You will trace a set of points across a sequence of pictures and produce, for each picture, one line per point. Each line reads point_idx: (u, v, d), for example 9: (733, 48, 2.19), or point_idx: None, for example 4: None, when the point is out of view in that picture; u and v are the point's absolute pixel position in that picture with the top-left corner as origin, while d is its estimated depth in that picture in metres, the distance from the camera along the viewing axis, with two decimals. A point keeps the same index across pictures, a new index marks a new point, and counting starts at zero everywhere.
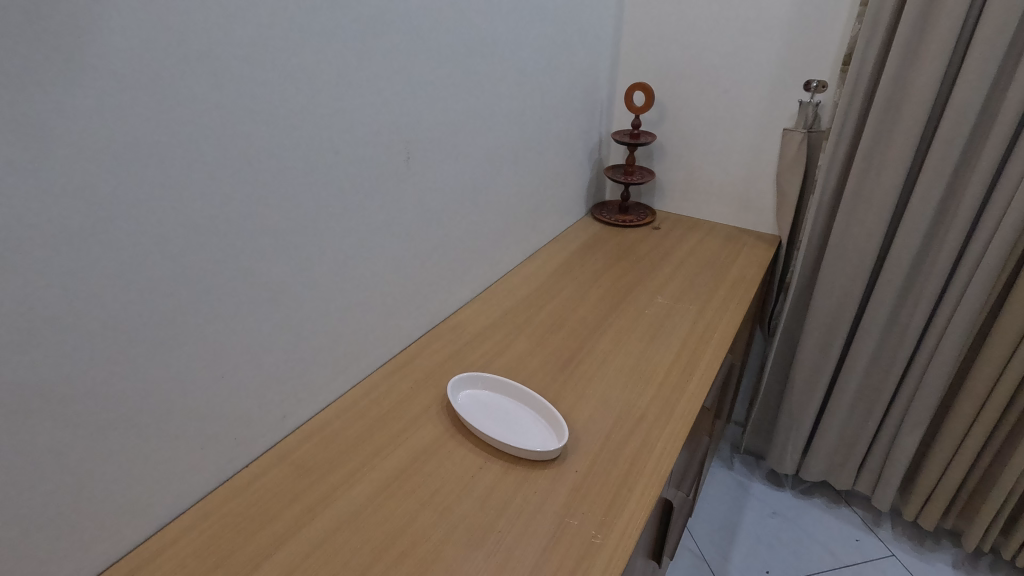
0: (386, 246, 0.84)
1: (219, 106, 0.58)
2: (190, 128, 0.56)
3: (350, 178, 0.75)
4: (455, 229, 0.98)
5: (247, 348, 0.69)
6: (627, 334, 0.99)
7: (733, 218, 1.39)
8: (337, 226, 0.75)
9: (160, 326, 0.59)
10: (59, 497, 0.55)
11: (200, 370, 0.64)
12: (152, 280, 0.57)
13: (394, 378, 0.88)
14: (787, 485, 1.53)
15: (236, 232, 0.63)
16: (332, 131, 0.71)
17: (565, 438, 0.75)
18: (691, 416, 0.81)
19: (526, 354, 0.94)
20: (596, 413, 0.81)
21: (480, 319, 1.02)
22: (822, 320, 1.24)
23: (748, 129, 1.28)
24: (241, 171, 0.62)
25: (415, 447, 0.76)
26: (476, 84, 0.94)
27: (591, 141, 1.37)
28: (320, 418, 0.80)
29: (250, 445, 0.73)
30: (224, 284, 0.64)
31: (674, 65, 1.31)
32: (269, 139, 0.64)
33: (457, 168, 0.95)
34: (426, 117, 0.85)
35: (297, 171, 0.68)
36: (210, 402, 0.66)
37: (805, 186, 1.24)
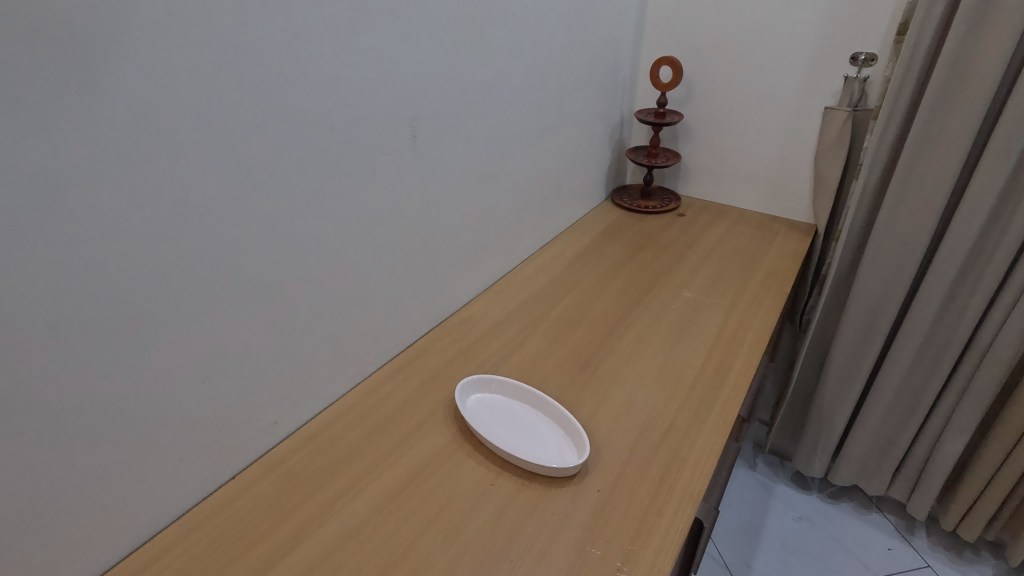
0: (390, 233, 0.76)
1: (193, 73, 0.49)
2: (158, 96, 0.48)
3: (349, 159, 0.67)
4: (465, 215, 0.90)
5: (235, 350, 0.61)
6: (652, 332, 0.91)
7: (765, 205, 1.29)
8: (335, 212, 0.67)
9: (133, 327, 0.51)
10: (18, 519, 0.48)
11: (179, 374, 0.56)
12: (120, 273, 0.49)
13: (398, 378, 0.80)
14: (814, 488, 1.45)
15: (219, 220, 0.56)
16: (328, 105, 0.63)
17: (585, 453, 0.67)
18: (725, 427, 0.73)
19: (542, 353, 0.86)
20: (619, 421, 0.73)
21: (491, 313, 0.95)
22: (861, 316, 1.14)
23: (785, 107, 1.17)
24: (222, 150, 0.54)
25: (420, 458, 0.69)
26: (489, 55, 0.85)
27: (612, 121, 1.28)
28: (316, 422, 0.73)
29: (238, 454, 0.66)
30: (206, 278, 0.56)
31: (705, 38, 1.20)
32: (256, 113, 0.56)
33: (467, 148, 0.87)
34: (434, 91, 0.77)
35: (289, 150, 0.60)
36: (190, 409, 0.59)
37: (847, 170, 1.13)
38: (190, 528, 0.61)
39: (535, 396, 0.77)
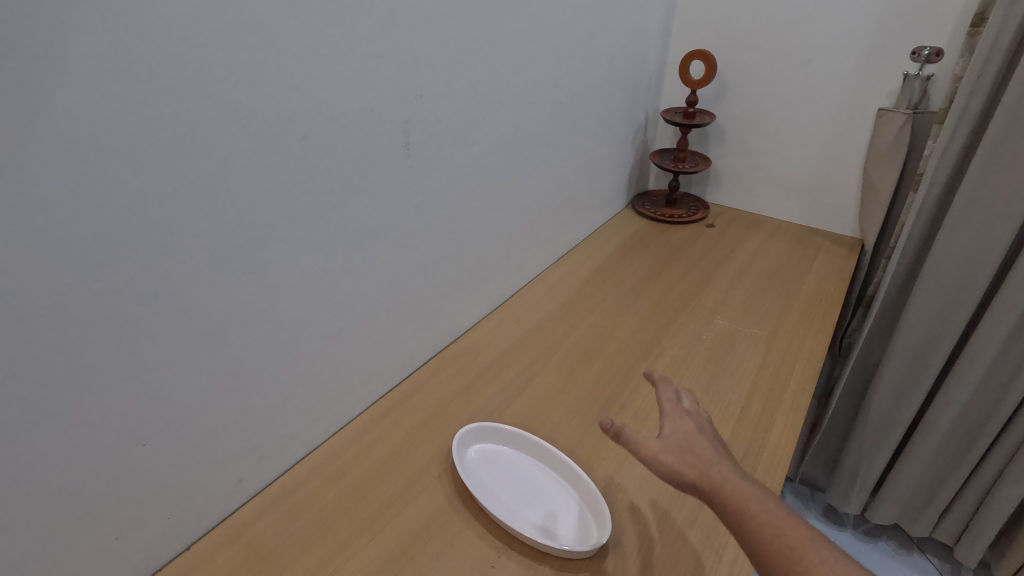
0: (379, 255, 0.66)
1: (120, 69, 0.38)
2: (70, 97, 0.36)
3: (329, 171, 0.56)
4: (468, 232, 0.79)
5: (187, 404, 0.51)
6: (681, 368, 0.79)
7: (804, 216, 1.17)
8: (312, 235, 0.57)
9: (46, 388, 0.41)
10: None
11: (114, 438, 0.46)
12: (26, 325, 0.38)
13: (388, 421, 0.70)
14: (848, 525, 1.33)
15: (163, 254, 0.44)
16: (303, 107, 0.51)
17: (604, 536, 0.56)
18: (771, 494, 0.61)
19: (555, 392, 0.75)
20: (645, 484, 0.62)
21: (497, 341, 0.84)
22: (913, 345, 1.02)
23: (832, 108, 1.04)
24: (164, 165, 0.42)
25: (408, 527, 0.58)
26: (497, 48, 0.74)
27: (635, 121, 1.16)
28: (291, 477, 0.63)
29: (195, 521, 0.56)
30: (148, 324, 0.45)
31: (742, 29, 1.08)
32: (211, 120, 0.44)
33: (470, 156, 0.76)
34: (433, 90, 0.66)
35: (253, 164, 0.49)
36: (130, 477, 0.48)
37: (902, 181, 1.00)
38: None
39: (547, 451, 0.66)
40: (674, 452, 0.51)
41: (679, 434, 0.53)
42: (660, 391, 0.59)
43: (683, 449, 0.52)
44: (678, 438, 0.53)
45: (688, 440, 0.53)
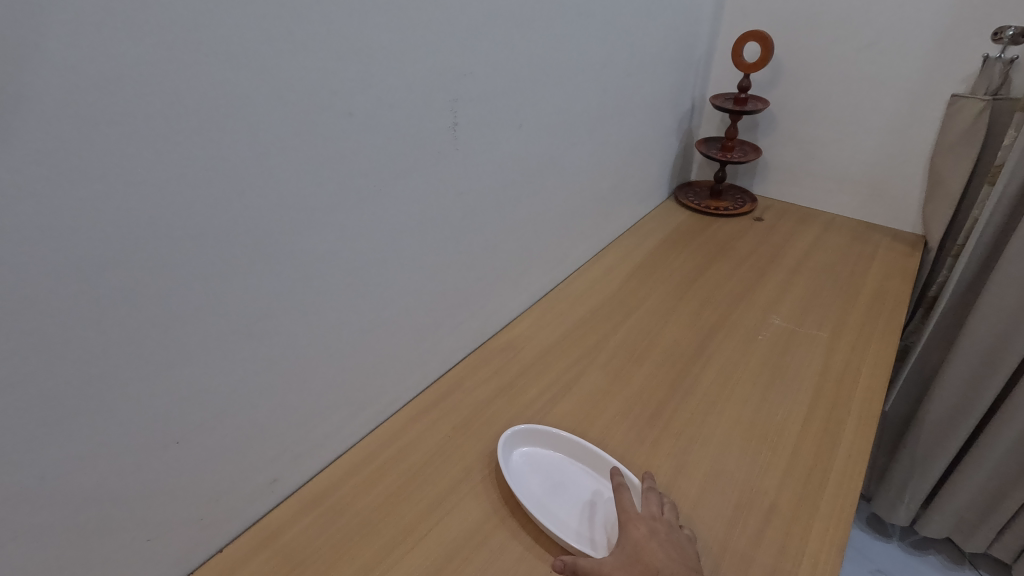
0: (422, 244, 0.62)
1: (160, 32, 0.34)
2: (103, 59, 0.33)
3: (375, 152, 0.52)
4: (511, 221, 0.75)
5: (223, 400, 0.47)
6: (737, 371, 0.74)
7: (860, 211, 1.10)
8: (355, 221, 0.53)
9: (77, 382, 0.38)
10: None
11: (146, 435, 0.43)
12: (53, 312, 0.35)
13: (426, 420, 0.66)
14: (894, 536, 1.26)
15: (201, 239, 0.41)
16: (350, 81, 0.47)
17: None
18: (845, 515, 0.56)
19: (603, 393, 0.70)
20: (704, 498, 0.57)
21: (539, 337, 0.79)
22: (981, 351, 0.95)
23: (899, 94, 0.97)
24: (203, 141, 0.39)
25: (452, 536, 0.54)
26: (549, 23, 0.69)
27: (681, 107, 1.10)
28: (325, 478, 0.59)
29: (225, 523, 0.52)
30: (184, 315, 0.42)
31: (802, 9, 1.01)
32: (254, 93, 0.41)
33: (518, 140, 0.71)
34: (483, 66, 0.61)
35: (297, 143, 0.45)
36: (158, 477, 0.45)
37: (975, 174, 0.93)
38: None
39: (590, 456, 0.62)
40: (630, 570, 0.48)
41: (633, 547, 0.50)
42: (621, 500, 0.55)
43: (636, 561, 0.49)
44: (631, 552, 0.50)
45: (640, 550, 0.50)
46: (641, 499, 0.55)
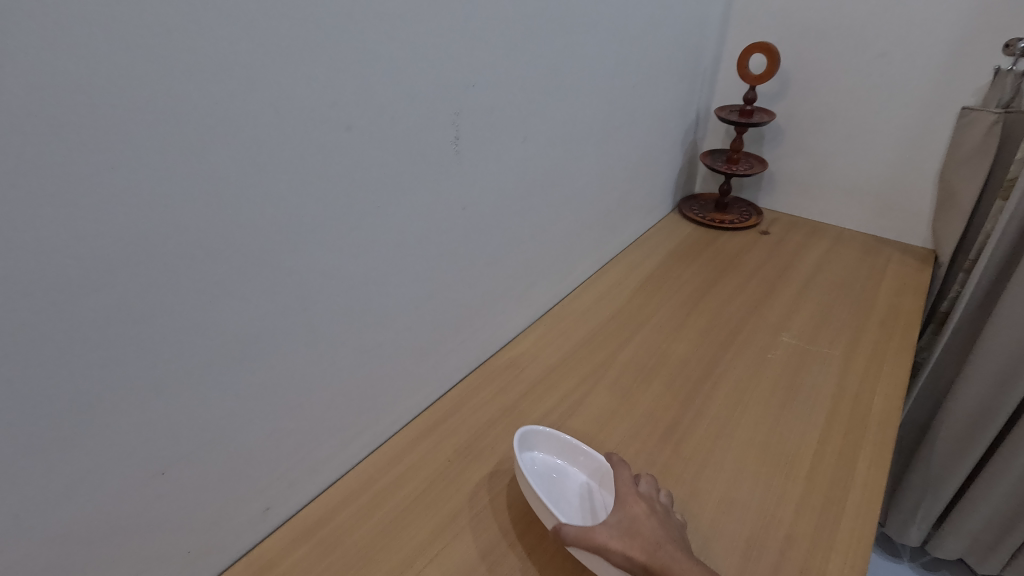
0: (424, 259, 0.60)
1: (138, 43, 0.32)
2: (79, 73, 0.31)
3: (375, 167, 0.50)
4: (515, 235, 0.73)
5: (214, 427, 0.45)
6: (748, 391, 0.71)
7: (868, 225, 1.08)
8: (355, 239, 0.51)
9: (48, 414, 0.35)
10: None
11: (127, 468, 0.40)
12: (27, 339, 0.33)
13: (428, 443, 0.64)
14: (905, 556, 1.23)
15: (189, 259, 0.39)
16: (349, 93, 0.45)
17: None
18: (863, 547, 0.53)
19: (609, 415, 0.68)
20: (716, 528, 0.55)
21: (542, 355, 0.77)
22: (996, 369, 0.93)
23: (908, 106, 0.96)
24: (190, 159, 0.37)
25: (453, 569, 0.51)
26: (553, 33, 0.67)
27: (686, 119, 1.08)
28: (321, 504, 0.57)
29: (216, 555, 0.50)
30: (172, 339, 0.40)
31: (807, 21, 0.99)
32: (244, 106, 0.39)
33: (521, 153, 0.69)
34: (485, 78, 0.59)
35: (294, 159, 0.43)
36: (141, 508, 0.42)
37: (986, 188, 0.92)
38: None
39: (580, 462, 0.60)
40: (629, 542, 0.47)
41: (630, 521, 0.49)
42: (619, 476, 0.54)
43: (635, 534, 0.48)
44: (627, 526, 0.49)
45: (637, 524, 0.49)
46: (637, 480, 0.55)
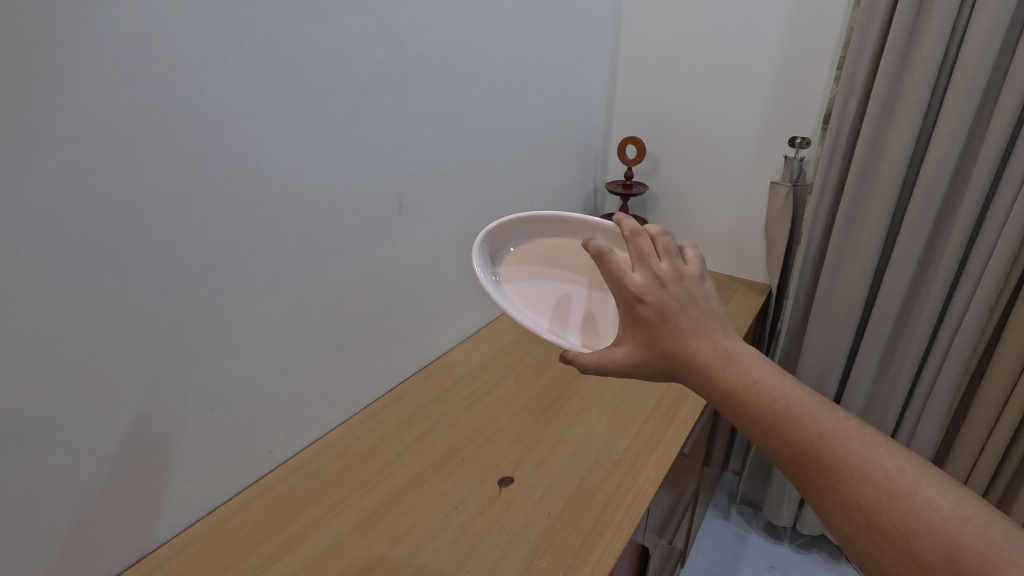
0: (378, 287, 0.89)
1: (221, 161, 0.62)
2: (195, 175, 0.60)
3: (345, 226, 0.80)
4: (446, 273, 1.03)
5: (242, 385, 0.72)
6: (614, 377, 1.00)
7: (726, 266, 1.43)
8: (333, 269, 0.80)
9: (159, 362, 0.62)
10: (63, 523, 0.58)
11: (191, 404, 0.66)
12: (154, 317, 0.60)
13: (382, 416, 0.91)
14: (785, 538, 1.50)
15: (235, 277, 0.67)
16: (330, 182, 0.76)
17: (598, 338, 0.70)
18: (667, 459, 0.81)
19: (510, 396, 0.96)
20: (573, 456, 0.82)
21: (468, 360, 1.06)
22: (815, 367, 1.24)
23: (738, 180, 1.33)
24: (239, 222, 0.66)
25: (394, 485, 0.77)
26: (470, 138, 0.99)
27: (585, 190, 1.43)
28: (304, 455, 0.83)
29: (236, 479, 0.75)
30: (223, 324, 0.67)
31: (665, 121, 1.37)
32: (270, 192, 0.68)
33: (449, 216, 0.99)
34: (420, 169, 0.90)
35: (297, 220, 0.73)
36: (197, 433, 0.68)
37: (793, 237, 1.27)
38: (190, 544, 0.69)
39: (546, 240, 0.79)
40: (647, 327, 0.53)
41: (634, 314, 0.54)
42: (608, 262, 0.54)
43: (643, 323, 0.53)
44: (636, 318, 0.54)
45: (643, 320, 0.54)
46: (653, 258, 0.54)
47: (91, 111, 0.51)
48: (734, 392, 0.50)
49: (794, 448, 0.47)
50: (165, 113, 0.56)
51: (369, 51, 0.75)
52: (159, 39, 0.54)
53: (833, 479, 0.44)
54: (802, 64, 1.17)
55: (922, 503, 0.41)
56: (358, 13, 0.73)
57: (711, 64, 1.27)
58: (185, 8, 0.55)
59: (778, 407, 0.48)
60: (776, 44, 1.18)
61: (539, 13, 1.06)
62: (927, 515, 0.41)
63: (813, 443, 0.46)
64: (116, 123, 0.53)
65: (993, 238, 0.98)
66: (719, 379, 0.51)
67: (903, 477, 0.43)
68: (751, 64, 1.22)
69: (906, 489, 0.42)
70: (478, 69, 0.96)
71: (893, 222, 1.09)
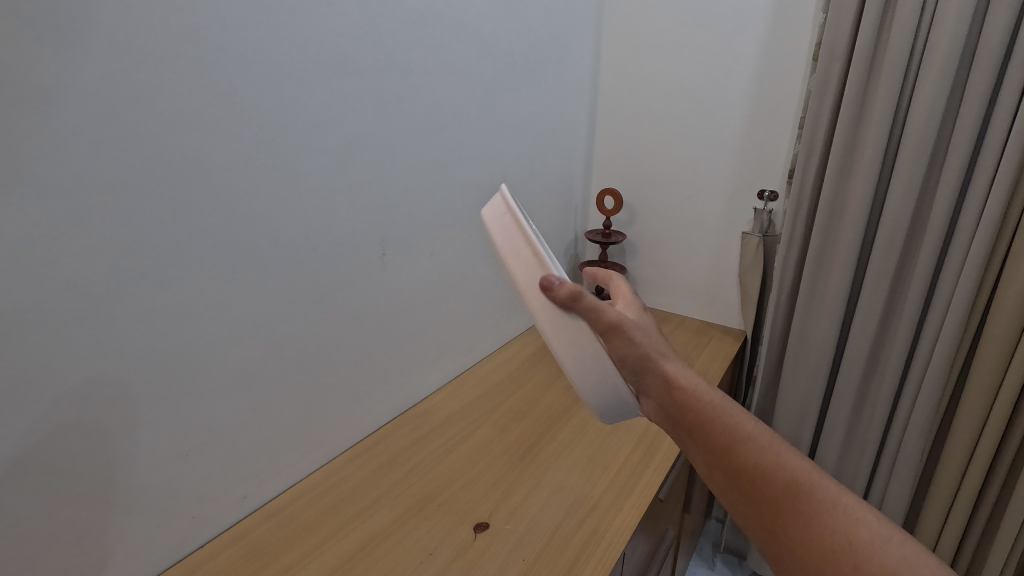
0: (360, 333, 0.91)
1: (209, 211, 0.65)
2: (183, 226, 0.63)
3: (327, 274, 0.83)
4: (427, 318, 1.05)
5: (220, 429, 0.73)
6: (591, 422, 1.01)
7: (703, 313, 1.47)
8: (315, 316, 0.82)
9: (138, 406, 0.63)
10: (27, 568, 0.57)
11: (166, 447, 0.67)
12: (137, 361, 0.62)
13: (360, 461, 0.91)
14: None
15: (216, 322, 0.69)
16: (313, 232, 0.79)
17: None
18: (643, 505, 0.82)
19: (489, 441, 0.97)
20: (550, 501, 0.82)
21: (448, 405, 1.08)
22: (791, 413, 1.27)
23: (712, 230, 1.38)
24: (222, 268, 0.68)
25: (371, 531, 0.77)
26: (452, 190, 1.04)
27: (565, 238, 1.47)
28: (279, 501, 0.83)
29: (209, 524, 0.75)
30: (204, 368, 0.69)
31: (641, 174, 1.44)
32: (255, 240, 0.71)
33: (430, 264, 1.02)
34: (403, 220, 0.94)
35: (280, 268, 0.76)
36: (171, 477, 0.68)
37: (765, 285, 1.31)
38: None
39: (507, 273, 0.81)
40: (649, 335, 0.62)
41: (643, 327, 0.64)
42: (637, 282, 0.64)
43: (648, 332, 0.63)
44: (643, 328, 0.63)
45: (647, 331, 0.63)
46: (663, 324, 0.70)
47: (88, 165, 0.54)
48: (726, 416, 0.56)
49: (785, 485, 0.51)
50: (158, 167, 0.59)
51: (354, 110, 0.80)
52: (158, 101, 0.58)
53: (818, 508, 0.48)
54: (767, 123, 1.24)
55: (908, 552, 0.44)
56: (346, 76, 0.78)
57: (682, 122, 1.35)
58: (184, 74, 0.60)
59: (767, 440, 0.54)
60: (742, 105, 1.26)
61: (520, 74, 1.13)
62: (914, 561, 0.44)
63: (802, 485, 0.50)
64: (112, 177, 0.56)
65: (951, 287, 1.02)
66: (716, 403, 0.57)
67: (889, 526, 0.47)
68: (720, 123, 1.30)
69: (893, 536, 0.46)
70: (460, 127, 1.01)
71: (857, 272, 1.13)
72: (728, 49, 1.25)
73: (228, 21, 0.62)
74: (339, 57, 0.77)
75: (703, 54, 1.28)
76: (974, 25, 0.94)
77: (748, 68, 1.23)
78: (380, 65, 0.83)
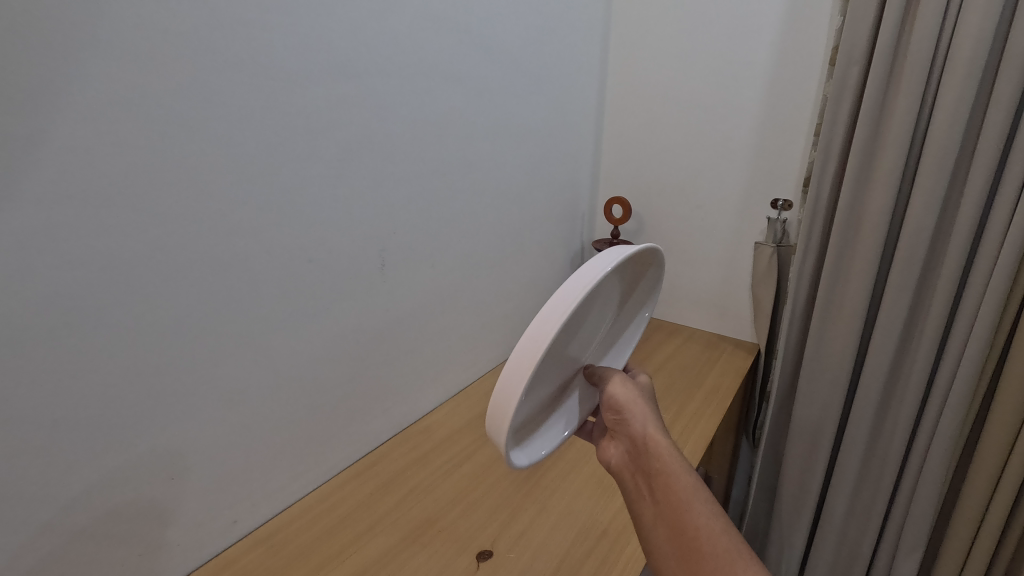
0: (358, 348, 0.87)
1: (198, 220, 0.62)
2: (170, 235, 0.59)
3: (323, 287, 0.79)
4: (428, 332, 1.01)
5: (210, 450, 0.69)
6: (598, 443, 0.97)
7: (714, 325, 1.43)
8: (311, 332, 0.79)
9: (119, 426, 0.59)
10: None
11: (151, 470, 0.63)
12: (118, 379, 0.58)
13: (357, 482, 0.87)
14: None
15: (206, 338, 0.66)
16: (309, 242, 0.75)
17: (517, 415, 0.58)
18: None
19: (492, 461, 0.92)
20: (557, 528, 0.78)
21: (450, 423, 1.04)
22: (807, 430, 1.21)
23: (723, 239, 1.34)
24: (212, 281, 0.65)
25: (367, 558, 0.73)
26: (455, 199, 1.00)
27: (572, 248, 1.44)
28: (271, 526, 0.79)
29: (195, 552, 0.70)
30: (190, 387, 0.65)
31: (649, 183, 1.40)
32: (248, 251, 0.68)
33: (432, 276, 0.99)
34: (403, 230, 0.90)
35: (274, 280, 0.72)
36: (155, 502, 0.64)
37: (780, 297, 1.27)
38: None
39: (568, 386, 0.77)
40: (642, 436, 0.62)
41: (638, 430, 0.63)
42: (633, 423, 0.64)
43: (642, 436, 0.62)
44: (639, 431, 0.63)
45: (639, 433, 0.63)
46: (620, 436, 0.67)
47: (67, 169, 0.51)
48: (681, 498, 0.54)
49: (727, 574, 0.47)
50: (144, 172, 0.56)
51: (351, 115, 0.77)
52: (144, 102, 0.54)
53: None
54: (780, 130, 1.20)
55: None
56: (344, 80, 0.75)
57: (692, 129, 1.31)
58: (172, 75, 0.56)
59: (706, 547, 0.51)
60: (753, 112, 1.22)
61: (524, 80, 1.10)
62: None
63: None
64: (93, 181, 0.52)
65: (978, 299, 0.97)
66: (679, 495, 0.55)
67: None
68: (731, 129, 1.26)
69: None
70: (462, 134, 0.98)
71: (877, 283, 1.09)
72: (740, 54, 1.21)
73: (216, 19, 0.59)
74: (336, 58, 0.73)
75: (714, 58, 1.24)
76: (1000, 28, 0.90)
77: (761, 73, 1.20)
78: (379, 68, 0.79)
